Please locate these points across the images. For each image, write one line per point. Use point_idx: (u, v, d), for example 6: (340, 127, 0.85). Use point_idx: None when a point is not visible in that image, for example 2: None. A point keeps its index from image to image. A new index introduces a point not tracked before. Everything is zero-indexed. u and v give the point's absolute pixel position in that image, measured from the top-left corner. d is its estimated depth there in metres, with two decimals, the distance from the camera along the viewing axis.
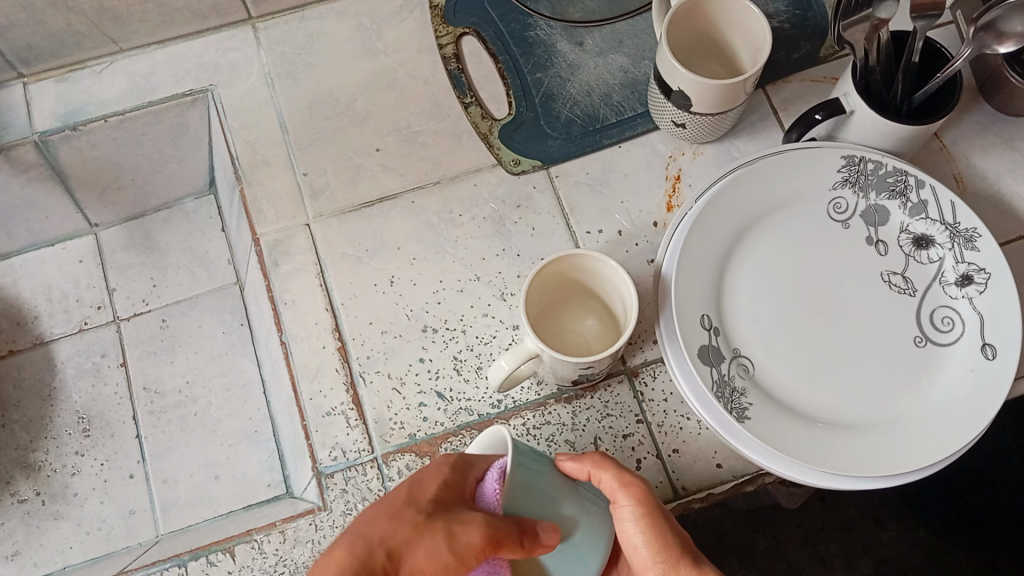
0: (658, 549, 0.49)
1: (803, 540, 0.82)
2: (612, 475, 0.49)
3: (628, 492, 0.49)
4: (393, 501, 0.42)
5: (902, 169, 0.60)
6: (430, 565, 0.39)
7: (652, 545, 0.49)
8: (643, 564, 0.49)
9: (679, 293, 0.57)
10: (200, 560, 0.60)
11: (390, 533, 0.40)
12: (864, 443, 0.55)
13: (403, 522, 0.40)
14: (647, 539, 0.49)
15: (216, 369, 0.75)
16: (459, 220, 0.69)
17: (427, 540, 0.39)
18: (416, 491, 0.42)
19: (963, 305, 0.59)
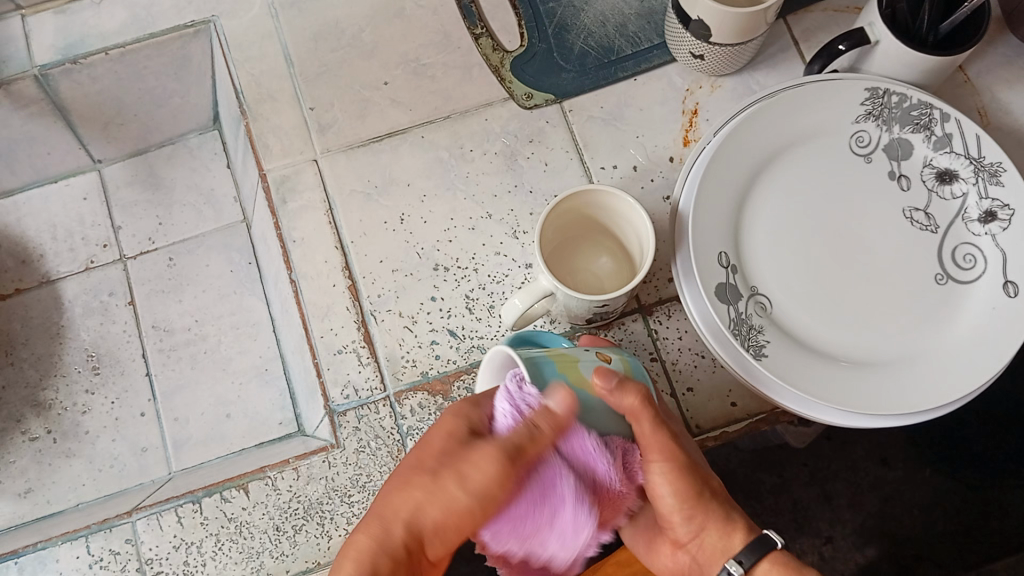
0: (685, 492, 0.48)
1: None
2: (648, 424, 0.45)
3: (655, 445, 0.46)
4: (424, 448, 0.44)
5: (927, 102, 0.58)
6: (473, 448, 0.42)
7: (675, 492, 0.48)
8: (665, 506, 0.48)
9: (697, 230, 0.56)
10: (214, 496, 0.60)
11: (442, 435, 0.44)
12: (880, 380, 0.55)
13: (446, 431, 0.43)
14: (672, 488, 0.47)
15: (225, 308, 0.74)
16: (470, 155, 0.67)
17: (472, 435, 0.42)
18: (422, 483, 0.42)
19: (985, 242, 0.57)
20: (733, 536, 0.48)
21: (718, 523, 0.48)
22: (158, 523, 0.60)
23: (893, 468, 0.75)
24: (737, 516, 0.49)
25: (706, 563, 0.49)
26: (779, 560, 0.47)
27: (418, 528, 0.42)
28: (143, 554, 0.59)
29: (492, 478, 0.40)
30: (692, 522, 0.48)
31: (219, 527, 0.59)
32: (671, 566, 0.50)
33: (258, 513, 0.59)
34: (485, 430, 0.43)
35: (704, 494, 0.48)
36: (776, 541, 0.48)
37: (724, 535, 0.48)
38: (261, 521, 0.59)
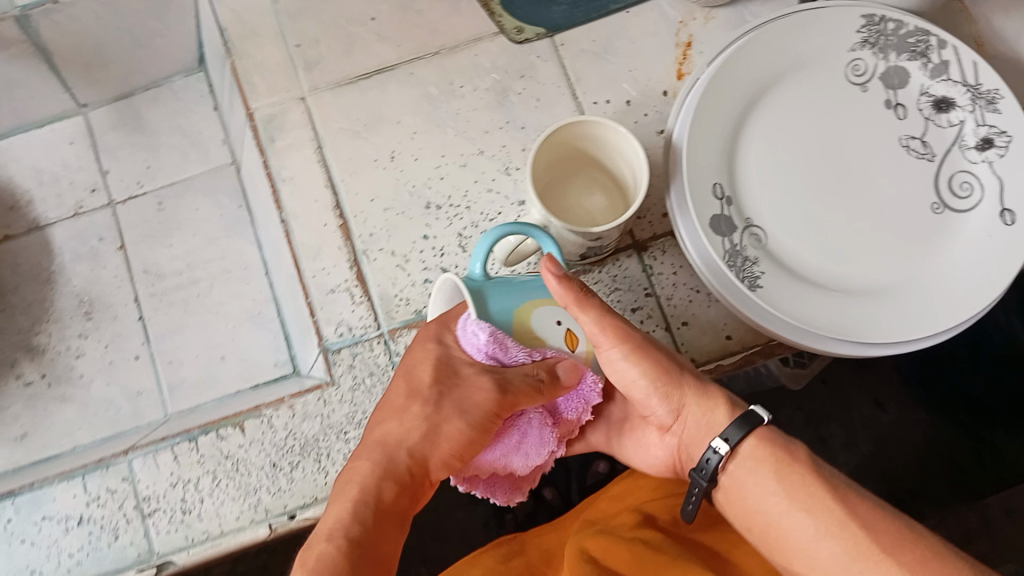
0: (656, 375, 0.50)
1: (805, 423, 0.88)
2: (592, 316, 0.48)
3: (611, 330, 0.48)
4: (398, 399, 0.49)
5: (924, 28, 0.58)
6: (456, 438, 0.47)
7: (645, 375, 0.50)
8: (642, 393, 0.51)
9: (690, 161, 0.56)
10: (210, 436, 0.60)
11: (408, 427, 0.47)
12: (874, 308, 0.55)
13: (412, 414, 0.48)
14: (642, 372, 0.50)
15: (215, 252, 0.73)
16: (460, 91, 0.66)
17: (449, 419, 0.47)
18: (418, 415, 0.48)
19: (982, 170, 0.57)
20: (716, 410, 0.50)
21: (697, 399, 0.50)
22: (154, 461, 0.60)
23: (887, 410, 0.87)
24: (714, 389, 0.51)
25: (693, 439, 0.51)
26: (763, 436, 0.47)
27: (415, 455, 0.47)
28: (140, 492, 0.60)
29: (492, 410, 0.46)
30: (671, 402, 0.51)
31: (216, 466, 0.59)
32: (662, 450, 0.55)
33: (254, 451, 0.59)
34: (463, 371, 0.48)
35: (676, 372, 0.50)
36: (761, 416, 0.48)
37: (705, 410, 0.50)
38: (257, 458, 0.59)
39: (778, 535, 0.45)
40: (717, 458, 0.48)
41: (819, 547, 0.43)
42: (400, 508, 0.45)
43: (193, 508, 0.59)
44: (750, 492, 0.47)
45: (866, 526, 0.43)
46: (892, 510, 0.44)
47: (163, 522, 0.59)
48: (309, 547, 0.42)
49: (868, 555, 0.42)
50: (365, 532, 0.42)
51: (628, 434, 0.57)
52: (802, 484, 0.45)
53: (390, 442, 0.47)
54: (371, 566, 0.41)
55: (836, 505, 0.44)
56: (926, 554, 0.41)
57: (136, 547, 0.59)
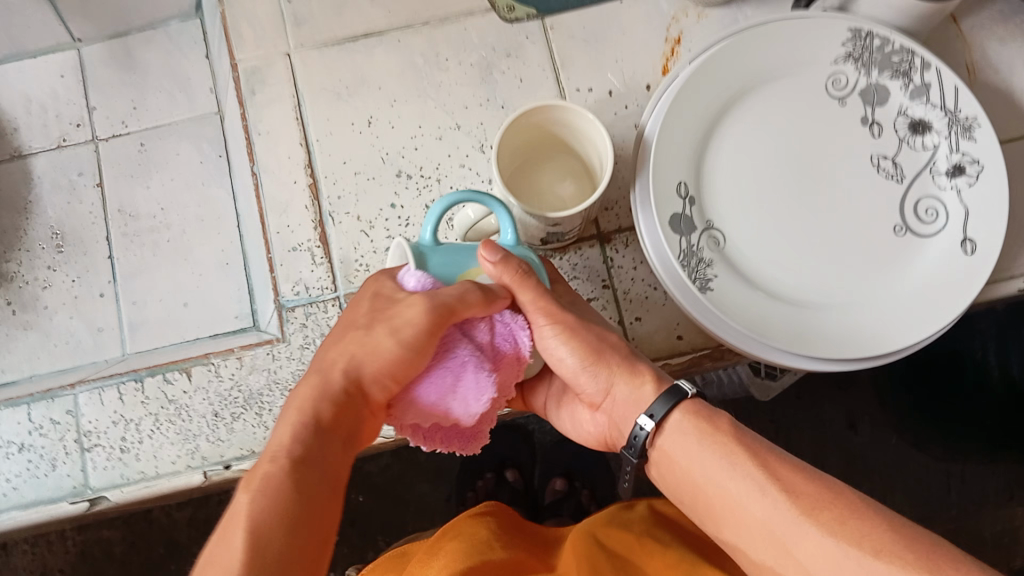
0: (586, 355, 0.51)
1: (775, 433, 0.91)
2: (529, 296, 0.48)
3: (546, 311, 0.49)
4: (346, 330, 0.49)
5: (910, 48, 0.57)
6: (388, 355, 0.45)
7: (575, 352, 0.51)
8: (572, 369, 0.52)
9: (659, 157, 0.55)
10: (157, 377, 0.61)
11: (345, 353, 0.47)
12: (832, 321, 0.55)
13: (352, 339, 0.47)
14: (572, 350, 0.51)
15: (191, 198, 0.73)
16: (445, 63, 0.66)
17: (381, 338, 0.46)
18: (357, 339, 0.47)
19: (950, 196, 0.57)
20: (643, 387, 0.50)
21: (624, 377, 0.51)
22: (99, 398, 0.61)
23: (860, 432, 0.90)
24: (643, 367, 0.52)
25: (622, 416, 0.52)
26: (688, 409, 0.48)
27: (352, 377, 0.46)
28: (82, 426, 0.61)
29: (421, 326, 0.44)
30: (599, 377, 0.51)
31: (159, 408, 0.61)
32: (593, 426, 0.55)
33: (198, 398, 0.60)
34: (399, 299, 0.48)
35: (606, 350, 0.51)
36: (687, 390, 0.49)
37: (633, 386, 0.51)
38: (200, 405, 0.60)
39: (705, 496, 0.46)
40: (644, 434, 0.49)
41: (742, 507, 0.44)
42: (345, 429, 0.45)
43: (133, 448, 0.60)
44: (680, 461, 0.47)
45: (787, 485, 0.43)
46: (814, 471, 0.44)
47: (102, 457, 0.60)
48: (256, 469, 0.42)
49: (789, 514, 0.42)
50: (307, 451, 0.43)
51: (556, 404, 0.58)
52: (727, 448, 0.46)
53: (326, 367, 0.47)
54: (314, 484, 0.42)
55: (759, 469, 0.44)
56: (845, 510, 0.41)
57: (72, 479, 0.60)
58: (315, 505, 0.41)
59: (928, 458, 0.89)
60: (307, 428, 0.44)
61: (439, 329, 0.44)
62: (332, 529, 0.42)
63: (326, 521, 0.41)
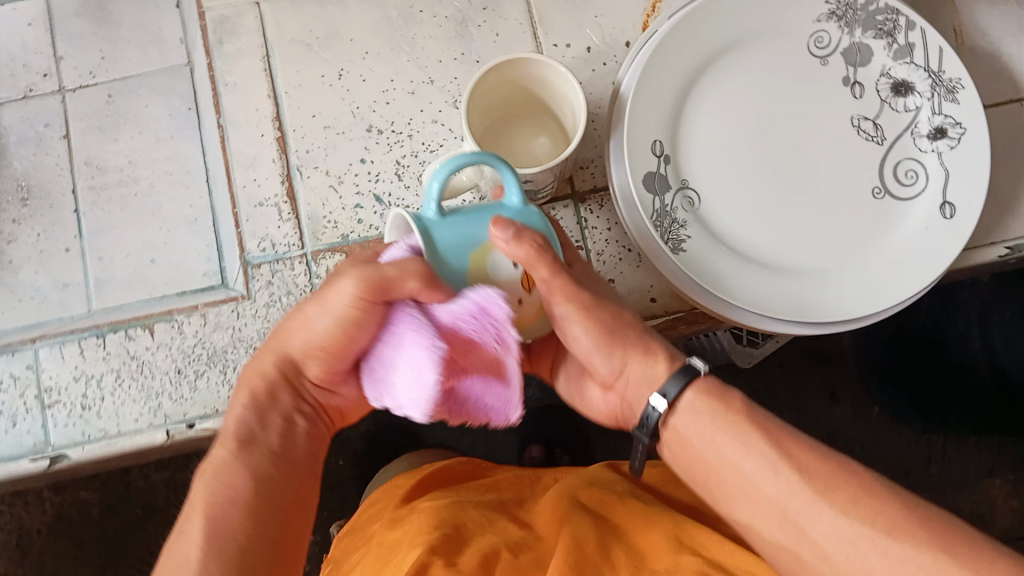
0: (601, 335, 0.47)
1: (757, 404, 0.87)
2: (543, 273, 0.42)
3: (562, 291, 0.44)
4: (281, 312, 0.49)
5: (895, 7, 0.56)
6: (308, 329, 0.44)
7: (589, 332, 0.47)
8: (585, 349, 0.48)
9: (633, 114, 0.54)
10: (119, 333, 0.60)
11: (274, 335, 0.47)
12: (819, 288, 0.54)
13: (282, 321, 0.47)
14: (585, 328, 0.47)
15: (160, 151, 0.72)
16: (419, 16, 0.64)
17: (304, 313, 0.45)
18: (289, 321, 0.47)
19: (931, 160, 0.56)
20: (655, 365, 0.47)
21: (639, 358, 0.47)
22: (60, 352, 0.60)
23: (841, 404, 0.88)
24: (658, 346, 0.48)
25: (634, 398, 0.49)
26: (700, 387, 0.45)
27: (286, 355, 0.46)
28: (42, 382, 0.60)
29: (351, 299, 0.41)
30: (612, 358, 0.48)
31: (121, 364, 0.59)
32: (605, 404, 0.52)
33: (161, 354, 0.59)
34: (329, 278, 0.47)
35: (619, 329, 0.48)
36: (700, 367, 0.46)
37: (647, 368, 0.47)
38: (163, 362, 0.59)
39: (719, 480, 0.43)
40: (657, 413, 0.45)
41: (756, 491, 0.41)
42: (289, 406, 0.46)
43: (94, 405, 0.59)
44: (689, 444, 0.44)
45: (802, 466, 0.40)
46: (827, 449, 0.41)
47: (62, 414, 0.59)
48: (207, 458, 0.43)
49: (803, 492, 0.39)
50: (254, 434, 0.43)
51: (571, 381, 0.55)
52: (737, 427, 0.43)
53: (267, 349, 0.47)
54: (264, 463, 0.42)
55: (771, 447, 0.41)
56: (865, 494, 0.38)
57: (33, 437, 0.59)
58: (272, 480, 0.42)
59: (911, 434, 0.87)
60: (248, 410, 0.44)
61: (365, 299, 0.41)
62: (297, 499, 0.43)
63: (286, 496, 0.42)
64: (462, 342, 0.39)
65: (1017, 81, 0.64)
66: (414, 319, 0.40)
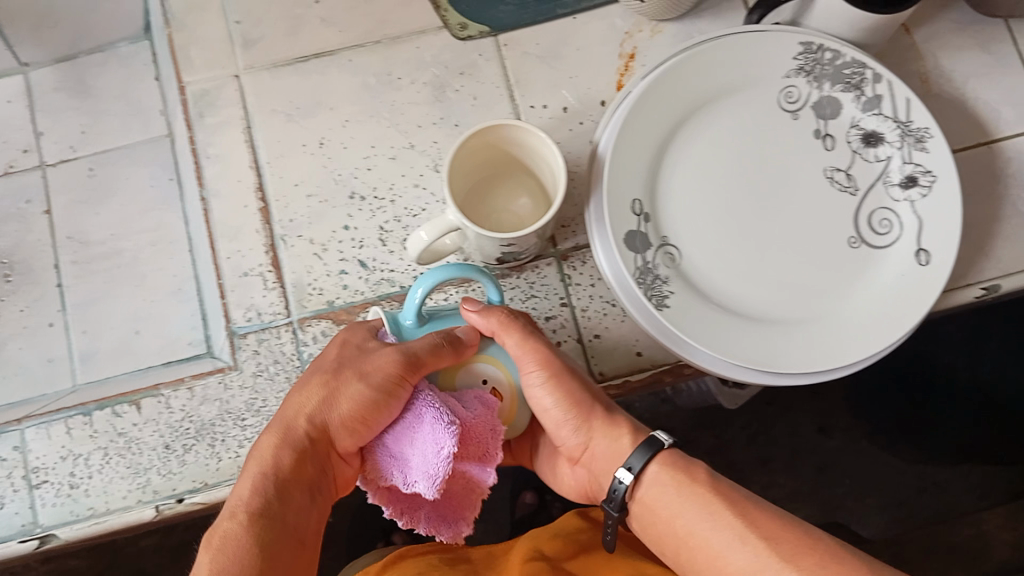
0: (567, 405, 0.50)
1: (749, 442, 0.86)
2: (514, 340, 0.49)
3: (534, 357, 0.49)
4: (310, 370, 0.50)
5: (861, 60, 0.57)
6: (352, 404, 0.47)
7: (559, 404, 0.50)
8: (554, 422, 0.50)
9: (613, 173, 0.55)
10: (106, 411, 0.60)
11: (305, 396, 0.48)
12: (795, 337, 0.54)
13: (315, 382, 0.49)
14: (556, 401, 0.50)
15: (144, 222, 0.72)
16: (398, 82, 0.65)
17: (346, 385, 0.47)
18: (324, 383, 0.48)
19: (904, 208, 0.57)
20: (621, 439, 0.49)
21: (604, 431, 0.50)
22: (46, 432, 0.60)
23: (831, 437, 0.86)
24: (622, 419, 0.50)
25: (601, 471, 0.51)
26: (665, 459, 0.47)
27: (318, 421, 0.47)
28: (30, 462, 0.59)
29: (388, 379, 0.46)
30: (580, 431, 0.50)
31: (108, 441, 0.59)
32: (575, 479, 0.55)
33: (148, 430, 0.59)
34: (369, 345, 0.49)
35: (587, 403, 0.50)
36: (664, 439, 0.48)
37: (612, 439, 0.49)
38: (151, 438, 0.59)
39: (688, 549, 0.44)
40: (624, 486, 0.47)
41: (721, 560, 0.42)
42: (307, 477, 0.46)
43: (81, 484, 0.59)
44: (659, 516, 0.46)
45: (765, 533, 0.42)
46: (796, 520, 0.43)
47: (51, 493, 0.59)
48: (218, 530, 0.43)
49: (766, 560, 0.41)
50: (267, 504, 0.44)
51: (544, 461, 0.58)
52: (704, 498, 0.45)
53: (296, 411, 0.48)
54: (273, 536, 0.43)
55: (737, 517, 0.43)
56: (824, 559, 0.40)
57: (22, 517, 0.58)
58: (278, 554, 0.42)
59: (901, 463, 0.86)
60: (266, 478, 0.45)
61: (400, 380, 0.46)
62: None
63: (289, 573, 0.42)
64: (475, 431, 0.47)
65: (984, 124, 0.65)
66: (432, 398, 0.46)
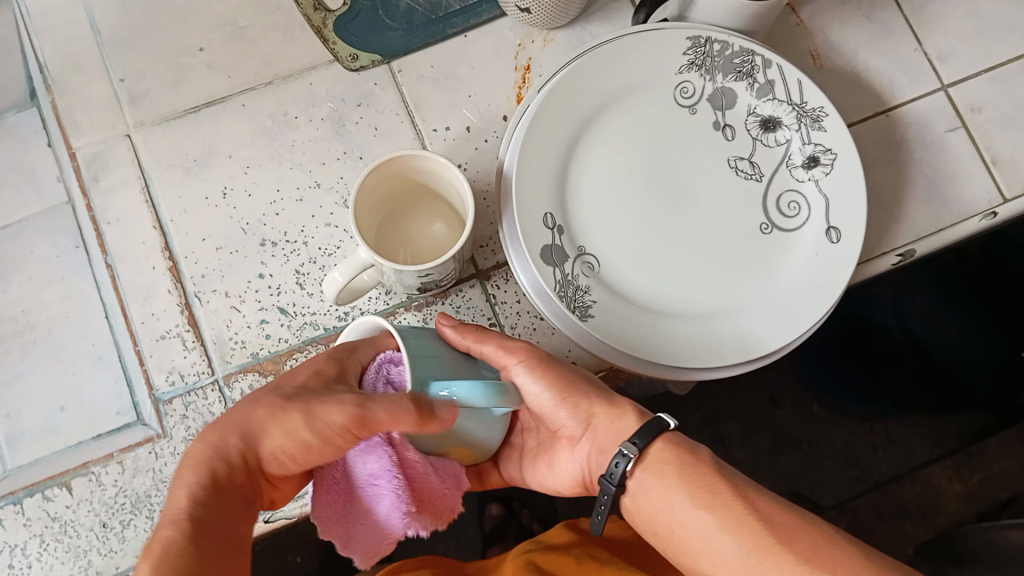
0: (559, 387, 0.51)
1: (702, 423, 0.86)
2: (492, 344, 0.50)
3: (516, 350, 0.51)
4: (261, 391, 0.43)
5: (749, 49, 0.58)
6: (293, 440, 0.40)
7: (550, 387, 0.51)
8: (548, 406, 0.51)
9: (520, 190, 0.54)
10: (36, 496, 0.58)
11: (250, 415, 0.41)
12: (731, 328, 0.55)
13: (262, 404, 0.41)
14: (545, 385, 0.51)
15: (51, 294, 0.65)
16: (295, 122, 0.64)
17: (292, 417, 0.40)
18: (274, 404, 0.41)
19: (810, 189, 0.58)
20: (624, 416, 0.50)
21: (605, 409, 0.51)
22: None
23: (783, 406, 0.87)
24: (623, 400, 0.51)
25: (602, 449, 0.50)
26: (670, 440, 0.47)
27: (256, 443, 0.40)
28: None
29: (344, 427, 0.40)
30: (577, 410, 0.51)
31: (43, 528, 0.57)
32: (572, 472, 0.53)
33: (83, 511, 0.58)
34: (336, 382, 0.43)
35: (580, 384, 0.52)
36: (668, 422, 0.48)
37: (614, 418, 0.50)
38: (87, 518, 0.57)
39: (681, 533, 0.45)
40: (625, 462, 0.47)
41: (718, 543, 0.43)
42: (241, 493, 0.39)
43: (21, 575, 0.57)
44: (653, 495, 0.46)
45: (764, 516, 0.42)
46: (789, 503, 0.44)
47: None
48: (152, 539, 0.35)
49: (765, 541, 0.41)
50: (203, 516, 0.36)
51: (533, 469, 0.56)
52: (704, 481, 0.45)
53: (234, 424, 0.41)
54: (216, 554, 0.35)
55: (737, 499, 0.43)
56: (821, 541, 0.41)
57: None
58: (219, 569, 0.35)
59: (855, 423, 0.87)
60: (204, 486, 0.38)
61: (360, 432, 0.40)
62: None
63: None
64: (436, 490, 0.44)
65: (880, 92, 0.67)
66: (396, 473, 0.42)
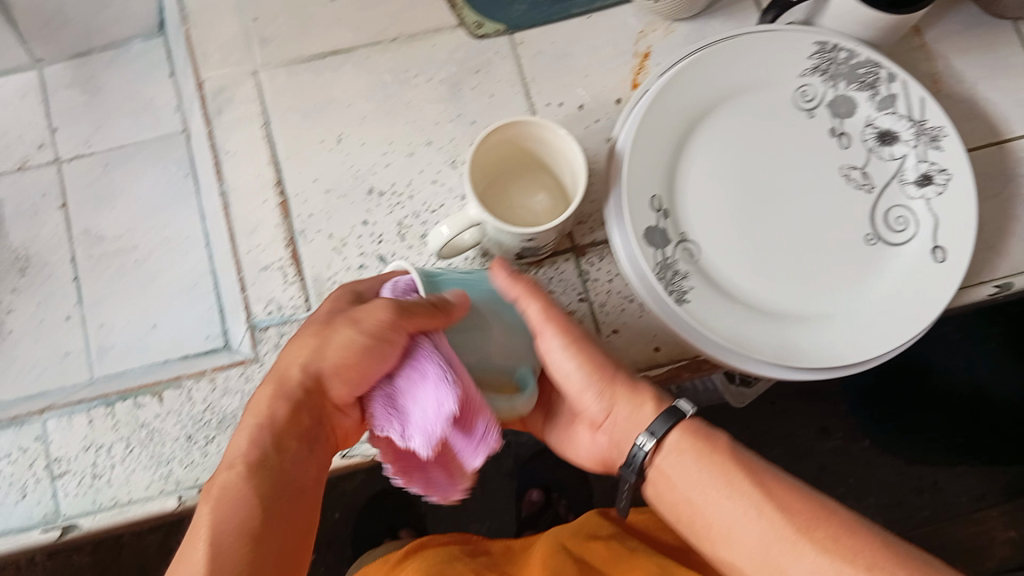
0: (590, 368, 0.49)
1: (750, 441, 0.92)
2: (537, 307, 0.47)
3: (556, 324, 0.47)
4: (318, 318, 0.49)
5: (875, 61, 0.58)
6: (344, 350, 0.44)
7: (581, 367, 0.48)
8: (575, 385, 0.49)
9: (631, 169, 0.55)
10: (127, 402, 0.60)
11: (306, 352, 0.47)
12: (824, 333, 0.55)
13: (313, 336, 0.47)
14: (577, 364, 0.48)
15: (156, 220, 0.70)
16: (413, 80, 0.66)
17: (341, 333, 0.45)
18: (318, 336, 0.47)
19: (919, 206, 0.58)
20: (643, 407, 0.48)
21: (628, 397, 0.49)
22: (69, 421, 0.60)
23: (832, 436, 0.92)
24: (646, 389, 0.49)
25: (623, 436, 0.49)
26: (686, 428, 0.46)
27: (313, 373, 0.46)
28: (51, 453, 0.60)
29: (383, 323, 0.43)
30: (601, 395, 0.49)
31: (130, 432, 0.60)
32: (594, 447, 0.54)
33: (170, 421, 0.60)
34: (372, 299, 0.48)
35: (609, 367, 0.49)
36: (685, 410, 0.47)
37: (635, 408, 0.48)
38: (173, 429, 0.60)
39: (703, 517, 0.44)
40: (644, 453, 0.46)
41: (740, 532, 0.42)
42: (303, 429, 0.44)
43: (103, 474, 0.59)
44: (675, 485, 0.45)
45: (784, 507, 0.42)
46: (811, 490, 0.43)
47: (72, 484, 0.59)
48: (212, 482, 0.41)
49: (785, 534, 0.41)
50: (267, 455, 0.42)
51: (560, 430, 0.57)
52: (722, 469, 0.44)
53: (297, 359, 0.46)
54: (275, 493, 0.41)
55: (756, 489, 0.42)
56: (842, 532, 0.40)
57: (43, 507, 0.59)
58: (283, 497, 0.42)
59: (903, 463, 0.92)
60: (265, 421, 0.44)
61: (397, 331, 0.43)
62: (299, 537, 0.41)
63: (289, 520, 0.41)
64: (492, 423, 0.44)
65: (995, 123, 0.66)
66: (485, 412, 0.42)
